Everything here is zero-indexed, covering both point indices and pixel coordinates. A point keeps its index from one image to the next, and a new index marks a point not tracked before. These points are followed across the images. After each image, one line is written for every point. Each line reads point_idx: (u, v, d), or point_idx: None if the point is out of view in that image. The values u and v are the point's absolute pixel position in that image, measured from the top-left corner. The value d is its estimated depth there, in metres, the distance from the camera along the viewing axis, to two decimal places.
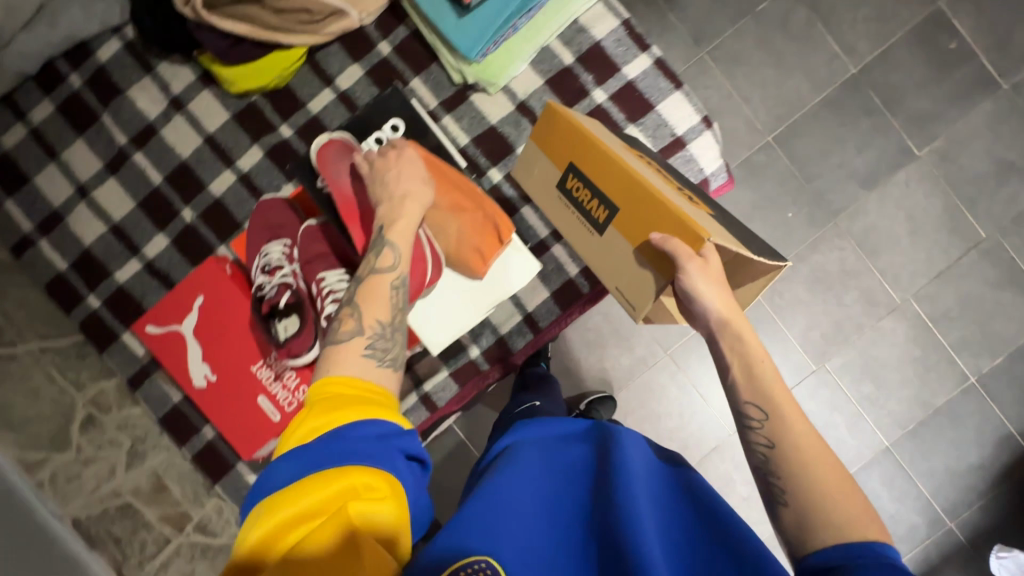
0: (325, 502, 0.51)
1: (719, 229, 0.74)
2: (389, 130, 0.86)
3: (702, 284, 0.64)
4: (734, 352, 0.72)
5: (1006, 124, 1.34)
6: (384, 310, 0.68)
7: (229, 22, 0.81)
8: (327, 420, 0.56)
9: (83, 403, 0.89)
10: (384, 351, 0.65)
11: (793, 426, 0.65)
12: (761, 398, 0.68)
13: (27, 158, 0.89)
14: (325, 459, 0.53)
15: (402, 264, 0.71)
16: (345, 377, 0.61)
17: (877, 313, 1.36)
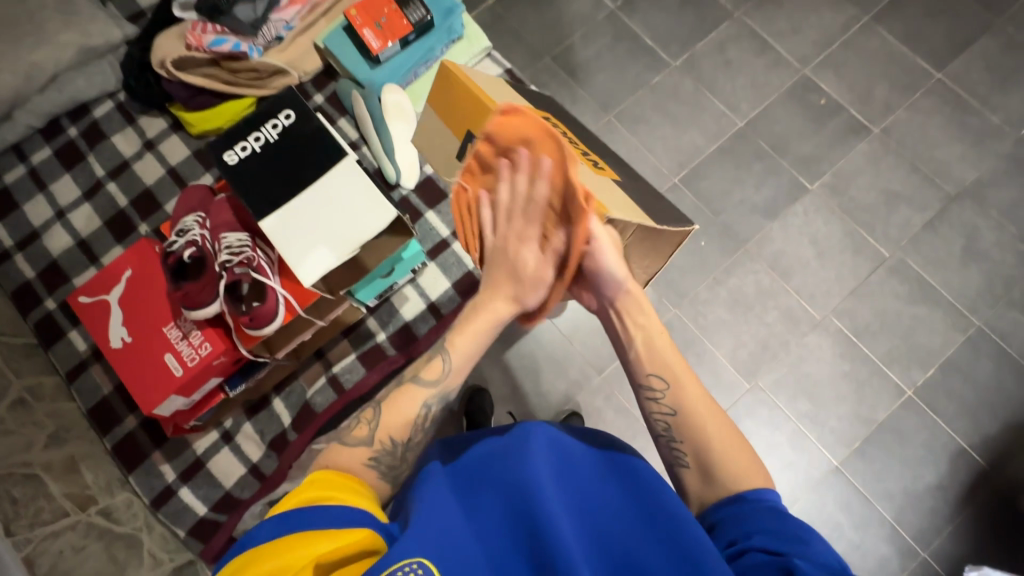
0: (291, 564, 0.43)
1: (629, 205, 0.59)
2: (283, 118, 0.79)
3: (611, 261, 0.58)
4: (639, 327, 0.62)
5: (884, 161, 1.48)
6: (405, 423, 0.61)
7: (194, 78, 1.05)
8: (314, 496, 0.49)
9: (20, 386, 0.94)
10: (389, 467, 0.58)
11: (689, 386, 0.59)
12: (660, 364, 0.60)
13: (21, 190, 1.09)
14: (308, 519, 0.46)
15: (450, 381, 0.64)
16: (338, 473, 0.53)
17: (799, 330, 1.40)
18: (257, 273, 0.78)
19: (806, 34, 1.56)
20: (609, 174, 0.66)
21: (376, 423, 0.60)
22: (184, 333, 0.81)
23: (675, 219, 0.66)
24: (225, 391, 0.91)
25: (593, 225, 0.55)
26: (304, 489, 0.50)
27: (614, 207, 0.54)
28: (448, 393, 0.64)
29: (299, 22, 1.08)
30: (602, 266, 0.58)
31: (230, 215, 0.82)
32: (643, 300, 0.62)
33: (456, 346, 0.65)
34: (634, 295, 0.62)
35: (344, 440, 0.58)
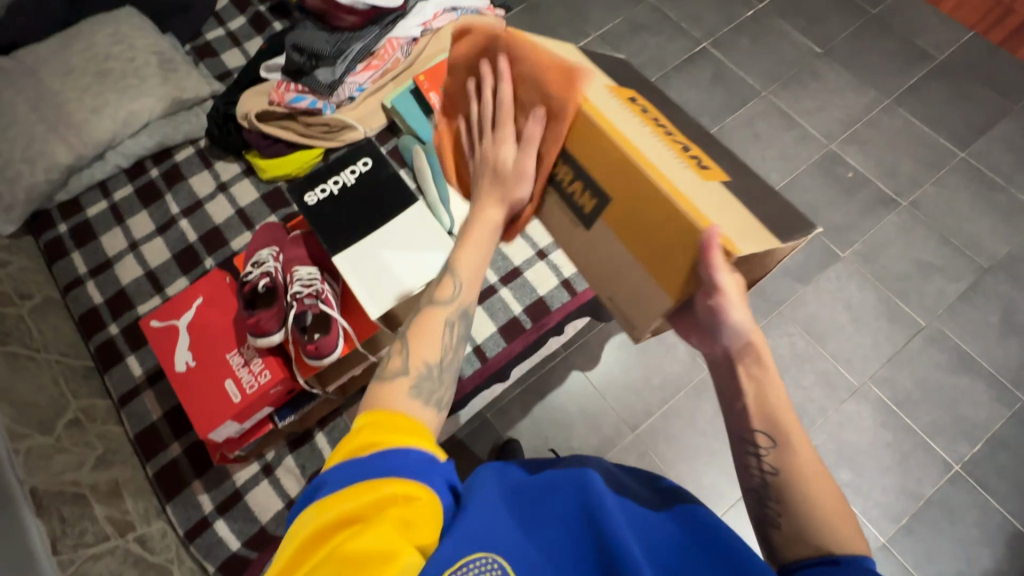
0: (372, 509, 0.46)
1: (743, 222, 0.51)
2: (360, 165, 0.88)
3: (737, 314, 0.51)
4: (754, 379, 0.53)
5: (915, 232, 1.51)
6: (434, 349, 0.57)
7: (272, 127, 1.16)
8: (372, 441, 0.49)
9: (76, 407, 0.97)
10: (431, 394, 0.55)
11: (800, 450, 0.50)
12: (773, 421, 0.52)
13: (100, 223, 1.17)
14: (375, 466, 0.48)
15: (466, 297, 0.60)
16: (386, 412, 0.52)
17: (837, 396, 1.37)
18: (324, 305, 0.83)
19: (831, 112, 1.64)
20: (718, 175, 0.56)
21: (408, 350, 0.57)
22: (247, 360, 0.85)
23: (793, 222, 0.54)
24: (273, 422, 0.92)
25: (717, 269, 0.48)
26: (359, 434, 0.50)
27: (742, 241, 0.48)
28: (468, 308, 0.60)
29: (371, 85, 1.20)
30: (726, 322, 0.51)
31: (303, 253, 0.90)
32: (765, 349, 0.53)
33: (461, 261, 0.60)
34: (758, 347, 0.53)
35: (380, 375, 0.55)
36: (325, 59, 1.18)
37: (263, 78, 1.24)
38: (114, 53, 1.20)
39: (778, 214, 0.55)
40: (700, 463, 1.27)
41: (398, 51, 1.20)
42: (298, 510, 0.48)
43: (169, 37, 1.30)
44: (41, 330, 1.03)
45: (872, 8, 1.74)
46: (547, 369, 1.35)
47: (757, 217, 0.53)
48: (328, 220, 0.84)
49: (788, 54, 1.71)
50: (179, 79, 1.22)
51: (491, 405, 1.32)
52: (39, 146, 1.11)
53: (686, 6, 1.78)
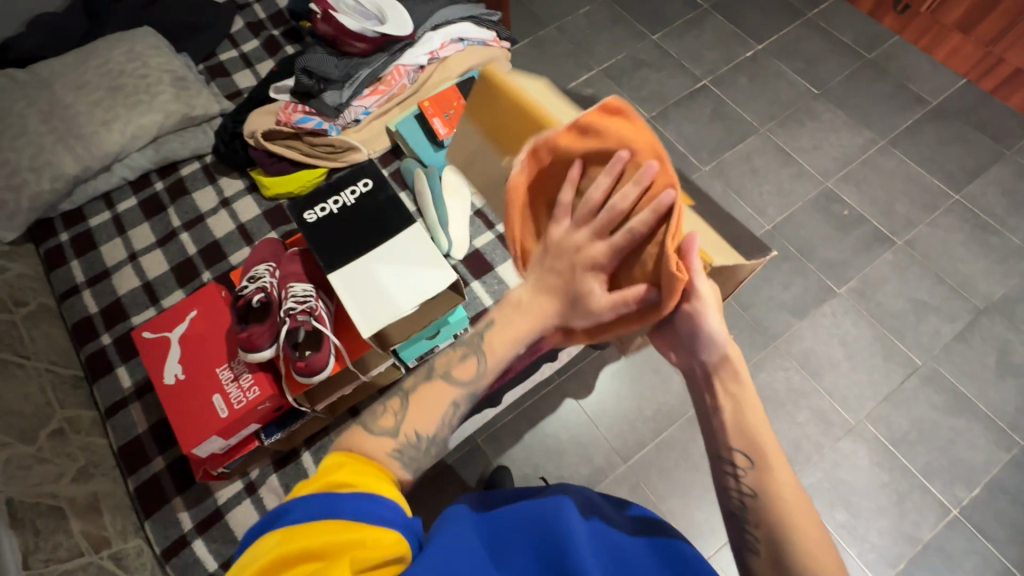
0: (331, 549, 0.44)
1: (708, 237, 0.55)
2: (361, 186, 0.89)
3: (713, 321, 0.52)
4: (731, 396, 0.52)
5: (910, 271, 1.52)
6: (430, 422, 0.56)
7: (277, 146, 1.18)
8: (341, 481, 0.49)
9: (60, 417, 0.95)
10: (412, 459, 0.55)
11: (781, 470, 0.50)
12: (748, 439, 0.51)
13: (102, 233, 1.18)
14: (343, 506, 0.47)
15: (482, 382, 0.58)
16: (360, 460, 0.52)
17: (832, 433, 1.35)
18: (316, 321, 0.83)
19: (827, 150, 1.67)
20: (679, 197, 0.58)
21: (402, 415, 0.56)
22: (237, 375, 0.84)
23: (747, 245, 0.58)
24: (260, 439, 0.91)
25: (695, 274, 0.49)
26: (329, 472, 0.50)
27: (715, 254, 0.53)
28: (478, 394, 0.58)
29: (376, 108, 1.23)
30: (702, 327, 0.52)
31: (300, 269, 0.90)
32: (742, 363, 0.53)
33: (493, 353, 0.58)
34: (733, 359, 0.53)
35: (369, 426, 0.55)
36: (334, 82, 1.22)
37: (271, 98, 1.27)
38: (127, 69, 1.24)
39: (732, 240, 0.59)
40: (692, 497, 1.25)
41: (405, 77, 1.23)
42: (260, 538, 0.47)
43: (183, 57, 1.34)
44: (33, 337, 1.02)
45: (867, 52, 1.80)
46: (540, 395, 1.34)
47: (711, 231, 0.56)
48: (325, 238, 0.85)
49: (785, 93, 1.75)
50: (189, 97, 1.25)
51: (482, 430, 1.31)
52: (47, 156, 1.13)
53: (687, 45, 1.84)
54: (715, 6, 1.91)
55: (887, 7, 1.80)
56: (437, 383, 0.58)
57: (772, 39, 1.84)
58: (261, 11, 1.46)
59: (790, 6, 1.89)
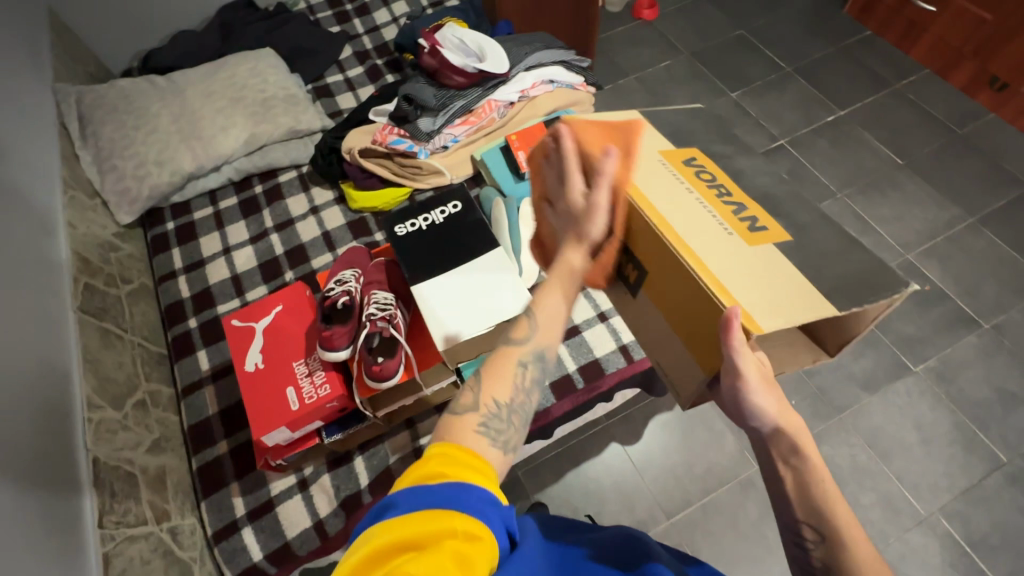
0: (432, 539, 0.41)
1: (795, 291, 0.49)
2: (450, 208, 0.95)
3: (761, 399, 0.49)
4: (792, 469, 0.49)
5: (997, 358, 1.41)
6: (506, 389, 0.54)
7: (371, 163, 1.26)
8: (442, 471, 0.46)
9: (144, 389, 1.02)
10: (499, 435, 0.52)
11: (866, 559, 0.45)
12: (814, 511, 0.48)
13: (202, 225, 1.28)
14: (444, 495, 0.44)
15: (546, 339, 0.56)
16: (457, 447, 0.49)
17: (901, 523, 1.23)
18: (393, 329, 0.87)
19: (909, 222, 1.61)
20: (776, 237, 0.55)
21: (481, 388, 0.54)
22: (311, 371, 0.89)
23: (879, 281, 0.50)
24: (320, 437, 0.93)
25: (738, 352, 0.47)
26: (426, 463, 0.47)
27: (765, 320, 0.46)
28: (546, 351, 0.56)
29: (464, 138, 1.30)
30: (749, 404, 0.50)
31: (382, 278, 0.96)
32: (807, 443, 0.50)
33: (541, 305, 0.58)
34: (789, 430, 0.50)
35: (453, 409, 0.53)
36: (429, 110, 1.30)
37: (370, 120, 1.36)
38: (249, 84, 1.38)
39: (839, 281, 0.51)
40: (738, 570, 1.17)
41: (495, 111, 1.31)
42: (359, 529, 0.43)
43: (296, 77, 1.47)
44: (132, 312, 1.11)
45: (959, 127, 1.75)
46: (586, 436, 1.32)
47: (814, 285, 0.51)
48: (411, 251, 0.90)
49: (868, 160, 1.72)
50: (298, 113, 1.37)
51: (523, 463, 1.29)
52: (170, 153, 1.26)
53: (767, 104, 1.85)
54: (799, 69, 1.92)
55: (983, 84, 1.75)
56: (508, 348, 0.56)
57: (856, 106, 1.82)
58: (369, 41, 1.59)
59: (878, 76, 1.88)
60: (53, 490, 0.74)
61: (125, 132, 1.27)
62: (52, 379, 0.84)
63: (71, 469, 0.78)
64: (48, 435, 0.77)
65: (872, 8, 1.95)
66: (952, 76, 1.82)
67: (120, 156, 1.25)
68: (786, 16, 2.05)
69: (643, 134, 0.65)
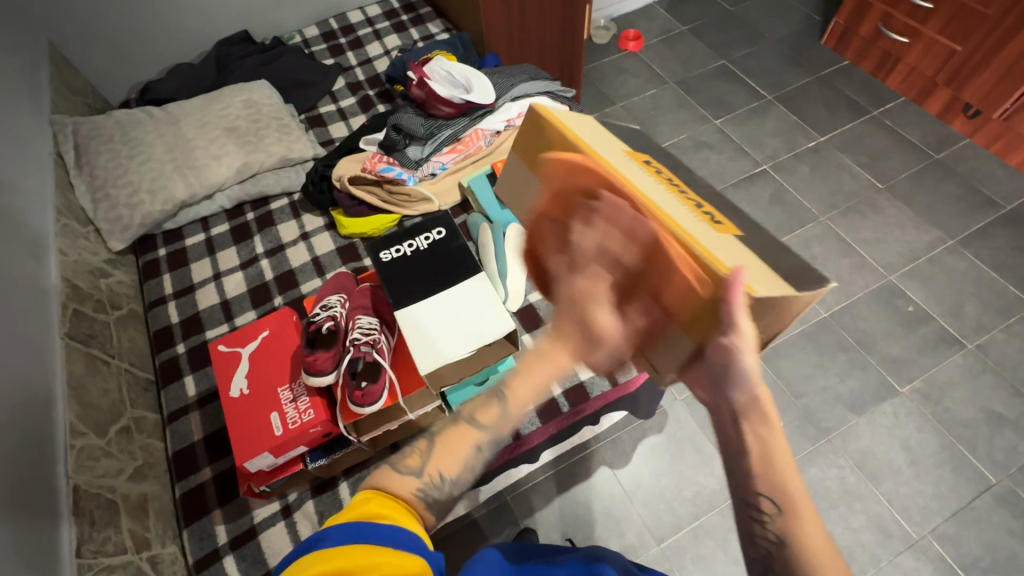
0: (360, 568, 0.49)
1: (755, 262, 0.47)
2: (435, 234, 0.98)
3: (748, 359, 0.48)
4: (760, 437, 0.49)
5: (982, 377, 1.42)
6: (455, 463, 0.59)
7: (360, 191, 1.29)
8: (373, 513, 0.55)
9: (129, 415, 1.02)
10: (436, 497, 0.59)
11: (807, 518, 0.49)
12: (777, 486, 0.49)
13: (193, 251, 1.30)
14: (370, 533, 0.52)
15: (505, 429, 0.59)
16: (388, 497, 0.57)
17: (892, 546, 1.22)
18: (377, 354, 0.89)
19: (891, 244, 1.64)
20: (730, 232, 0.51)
21: (428, 457, 0.60)
22: (296, 397, 0.89)
23: (804, 274, 0.47)
24: (304, 462, 0.93)
25: (737, 309, 0.44)
26: (359, 506, 0.55)
27: (763, 286, 0.43)
28: (503, 437, 0.60)
29: (452, 165, 1.34)
30: (737, 365, 0.48)
31: (367, 303, 0.98)
32: (772, 406, 0.49)
33: (515, 396, 0.59)
34: (763, 402, 0.49)
35: (396, 465, 0.61)
36: (417, 139, 1.34)
37: (361, 148, 1.40)
38: (243, 115, 1.42)
39: (782, 265, 0.49)
40: None
41: (482, 139, 1.35)
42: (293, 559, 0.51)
43: (289, 107, 1.52)
44: (120, 338, 1.12)
45: (935, 152, 1.80)
46: (575, 459, 1.31)
47: (769, 267, 0.48)
48: (396, 275, 0.92)
49: (848, 184, 1.76)
50: (290, 142, 1.41)
51: (512, 488, 1.28)
52: (164, 182, 1.29)
53: (749, 131, 1.91)
54: (779, 98, 1.98)
55: (957, 111, 1.81)
56: (467, 426, 0.60)
57: (836, 132, 1.88)
58: (361, 73, 1.64)
59: (855, 103, 1.94)
60: (30, 518, 0.73)
61: (120, 161, 1.30)
62: (35, 406, 0.84)
63: (50, 498, 0.78)
64: (27, 463, 0.77)
65: (848, 40, 2.02)
66: (927, 103, 1.88)
67: (114, 185, 1.27)
68: (766, 47, 2.13)
69: (593, 127, 0.60)
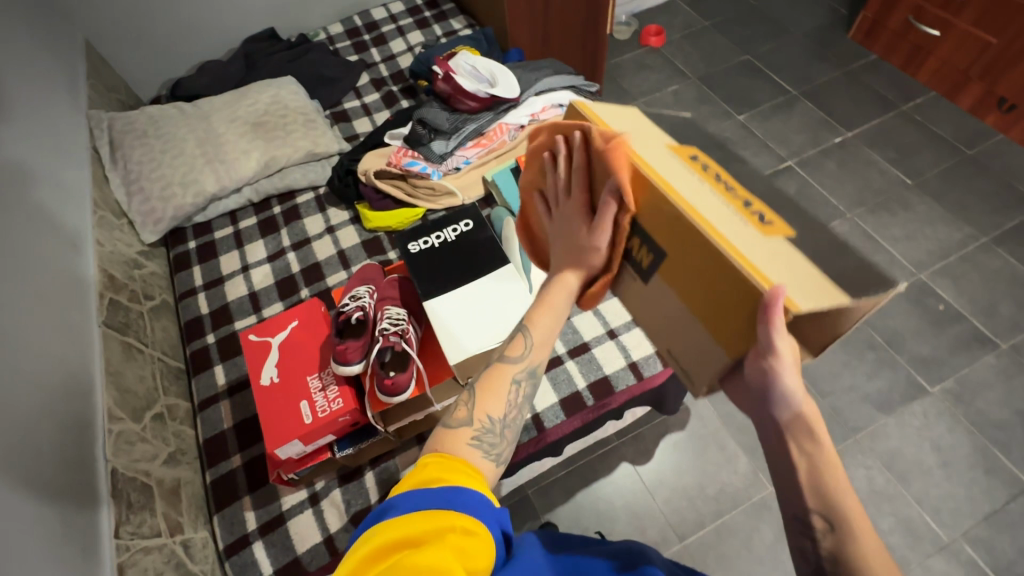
0: (433, 535, 0.44)
1: (809, 272, 0.44)
2: (462, 226, 0.98)
3: (790, 380, 0.46)
4: (805, 454, 0.48)
5: (1016, 378, 1.38)
6: (500, 405, 0.58)
7: (385, 184, 1.30)
8: (438, 476, 0.49)
9: (162, 403, 1.05)
10: (492, 447, 0.55)
11: (866, 539, 0.46)
12: (827, 503, 0.47)
13: (222, 244, 1.32)
14: (439, 497, 0.47)
15: (534, 357, 0.59)
16: (448, 456, 0.52)
17: (921, 548, 1.19)
18: (405, 344, 0.89)
19: (920, 242, 1.60)
20: (784, 232, 0.48)
21: (474, 404, 0.57)
22: (325, 385, 0.90)
23: (869, 276, 0.44)
24: (332, 451, 0.94)
25: (776, 330, 0.42)
26: (423, 469, 0.50)
27: (805, 300, 0.41)
28: (537, 368, 0.60)
29: (476, 160, 1.34)
30: (777, 386, 0.46)
31: (395, 294, 0.99)
32: (820, 423, 0.48)
33: (535, 326, 0.60)
34: (811, 419, 0.48)
35: (447, 422, 0.56)
36: (442, 133, 1.35)
37: (385, 143, 1.42)
38: (271, 110, 1.44)
39: (840, 270, 0.45)
40: None
41: (506, 134, 1.36)
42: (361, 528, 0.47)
43: (315, 103, 1.54)
44: (153, 327, 1.15)
45: (968, 148, 1.75)
46: (597, 454, 1.31)
47: (825, 273, 0.44)
48: (423, 267, 0.93)
49: (877, 181, 1.72)
50: (316, 137, 1.43)
51: (534, 482, 1.28)
52: (195, 175, 1.32)
53: (774, 126, 1.88)
54: (805, 93, 1.95)
55: (991, 106, 1.76)
56: (503, 366, 0.60)
57: (864, 127, 1.84)
58: (385, 69, 1.65)
59: (884, 98, 1.90)
60: (71, 499, 0.76)
61: (153, 156, 1.33)
62: (76, 391, 0.87)
63: (90, 480, 0.80)
64: (67, 447, 0.79)
65: (876, 33, 1.98)
66: (960, 98, 1.83)
67: (148, 178, 1.31)
68: (792, 42, 2.10)
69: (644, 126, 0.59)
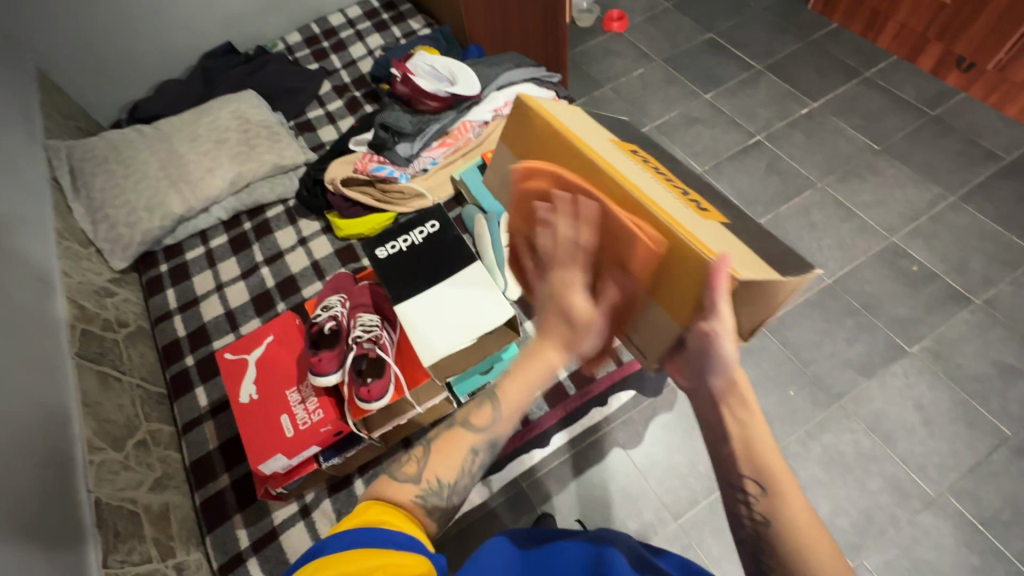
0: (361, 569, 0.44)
1: (744, 253, 0.49)
2: (428, 227, 0.98)
3: (728, 349, 0.49)
4: (737, 419, 0.51)
5: (992, 331, 1.41)
6: (452, 470, 0.59)
7: (353, 192, 1.30)
8: (379, 519, 0.51)
9: (145, 429, 1.04)
10: (435, 504, 0.57)
11: (790, 496, 0.49)
12: (759, 467, 0.50)
13: (195, 265, 1.31)
14: (374, 534, 0.47)
15: (498, 431, 0.61)
16: (389, 505, 0.54)
17: (910, 505, 1.22)
18: (379, 349, 0.90)
19: (891, 206, 1.62)
20: (718, 215, 0.55)
21: (426, 464, 0.59)
22: (305, 397, 0.90)
23: (791, 259, 0.50)
24: (318, 462, 0.94)
25: (720, 294, 0.46)
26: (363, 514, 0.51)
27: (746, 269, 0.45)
28: (498, 440, 0.62)
29: (443, 159, 1.34)
30: (715, 353, 0.49)
31: (366, 300, 0.99)
32: (752, 392, 0.51)
33: (506, 394, 0.62)
34: (741, 386, 0.51)
35: (395, 474, 0.58)
36: (406, 135, 1.34)
37: (351, 150, 1.41)
38: (233, 125, 1.43)
39: (769, 252, 0.51)
40: None
41: (470, 131, 1.35)
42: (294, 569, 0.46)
43: (278, 115, 1.52)
44: (130, 354, 1.14)
45: (932, 109, 1.77)
46: (587, 442, 1.32)
47: (759, 254, 0.50)
48: (391, 270, 0.93)
49: (845, 149, 1.74)
50: (280, 148, 1.42)
51: (528, 474, 1.29)
52: (160, 199, 1.31)
53: (740, 102, 1.89)
54: (769, 67, 1.96)
55: (951, 65, 1.78)
56: (462, 431, 0.62)
57: (829, 97, 1.86)
58: (347, 75, 1.64)
59: (847, 66, 1.91)
60: (55, 533, 0.75)
61: (115, 181, 1.32)
62: (52, 424, 0.86)
63: (71, 513, 0.80)
64: (44, 481, 0.78)
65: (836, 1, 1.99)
66: (920, 59, 1.85)
67: (112, 205, 1.29)
68: (753, 17, 2.10)
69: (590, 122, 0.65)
